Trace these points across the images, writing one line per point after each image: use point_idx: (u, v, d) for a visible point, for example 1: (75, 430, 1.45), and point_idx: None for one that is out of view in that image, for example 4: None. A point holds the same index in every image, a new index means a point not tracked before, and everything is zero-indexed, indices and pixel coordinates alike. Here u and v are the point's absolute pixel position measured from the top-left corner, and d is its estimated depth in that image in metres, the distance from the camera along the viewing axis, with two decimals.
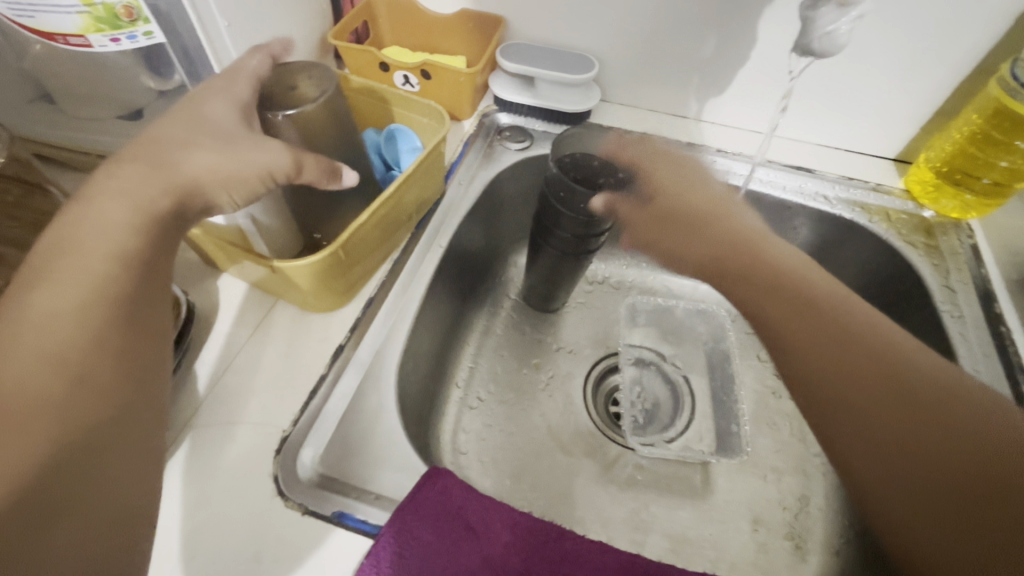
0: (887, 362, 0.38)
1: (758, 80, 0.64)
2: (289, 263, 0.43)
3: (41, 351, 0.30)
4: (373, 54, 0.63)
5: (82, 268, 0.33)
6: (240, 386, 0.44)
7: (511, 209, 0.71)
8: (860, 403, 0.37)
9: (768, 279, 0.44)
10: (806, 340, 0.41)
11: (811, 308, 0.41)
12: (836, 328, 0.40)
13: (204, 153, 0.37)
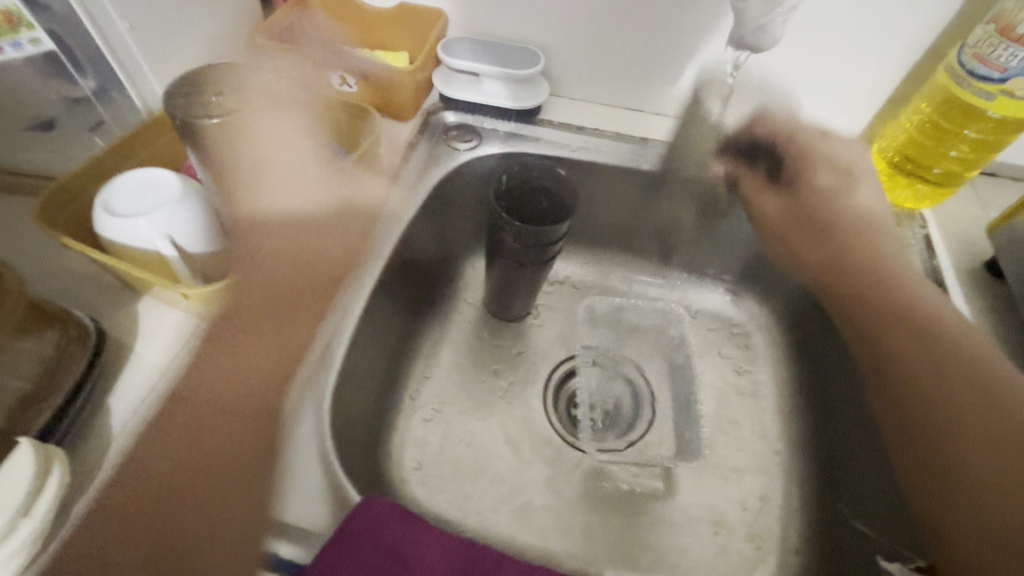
0: (976, 379, 0.41)
1: (710, 71, 0.62)
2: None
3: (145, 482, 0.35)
4: (305, 54, 0.60)
5: (243, 368, 0.41)
6: (160, 419, 0.41)
7: (463, 211, 0.68)
8: (975, 442, 0.39)
9: (873, 310, 0.47)
10: (898, 363, 0.44)
11: (926, 337, 0.43)
12: (931, 356, 0.43)
13: (297, 189, 0.49)
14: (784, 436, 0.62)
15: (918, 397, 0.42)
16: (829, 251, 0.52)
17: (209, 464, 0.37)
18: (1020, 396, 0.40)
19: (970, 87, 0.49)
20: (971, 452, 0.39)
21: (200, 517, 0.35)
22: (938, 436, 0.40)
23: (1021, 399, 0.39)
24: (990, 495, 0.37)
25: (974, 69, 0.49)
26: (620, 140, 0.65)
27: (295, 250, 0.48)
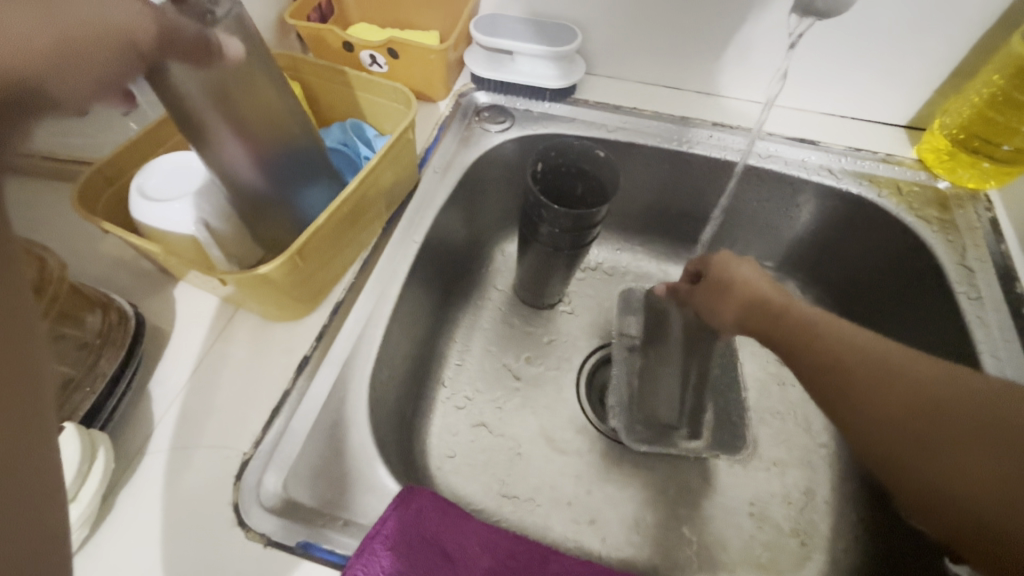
0: (827, 360, 0.37)
1: (756, 44, 0.59)
2: (244, 274, 0.38)
3: None
4: (335, 33, 0.58)
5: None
6: (199, 405, 0.41)
7: (493, 195, 0.66)
8: (889, 401, 0.33)
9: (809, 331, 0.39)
10: (790, 352, 0.40)
11: (783, 326, 0.40)
12: (807, 333, 0.39)
13: None
14: (829, 428, 0.60)
15: (814, 372, 0.37)
16: (726, 314, 0.46)
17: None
18: (891, 353, 0.35)
19: None
20: (885, 410, 0.33)
21: None
22: (852, 405, 0.35)
23: (869, 351, 0.36)
24: (928, 448, 0.31)
25: None
26: (659, 120, 0.62)
27: None
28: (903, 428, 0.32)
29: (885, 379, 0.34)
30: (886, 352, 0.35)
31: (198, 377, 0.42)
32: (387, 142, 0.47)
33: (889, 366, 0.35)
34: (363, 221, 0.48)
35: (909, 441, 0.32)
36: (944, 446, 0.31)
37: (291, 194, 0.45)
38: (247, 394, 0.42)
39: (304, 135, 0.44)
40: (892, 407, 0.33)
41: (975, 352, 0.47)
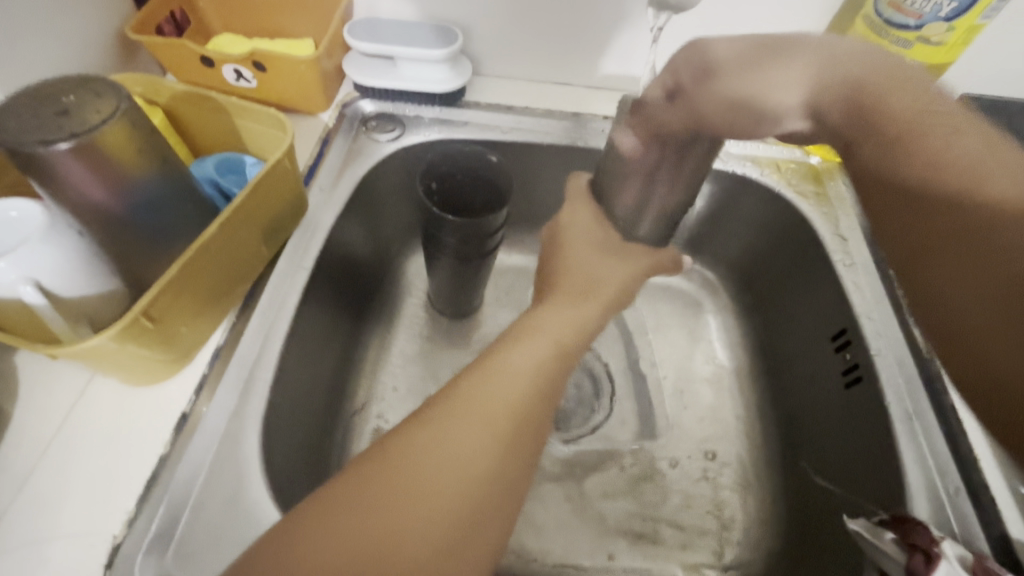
0: (920, 119, 0.33)
1: (631, 38, 0.60)
2: (77, 346, 0.33)
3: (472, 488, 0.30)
4: (188, 48, 0.52)
5: (529, 439, 0.34)
6: (59, 486, 0.36)
7: (393, 206, 0.62)
8: (946, 236, 0.32)
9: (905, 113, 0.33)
10: (903, 154, 0.34)
11: (876, 113, 0.34)
12: (896, 159, 0.35)
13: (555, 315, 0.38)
14: (742, 400, 0.62)
15: (875, 176, 0.35)
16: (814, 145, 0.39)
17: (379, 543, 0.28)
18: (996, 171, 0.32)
19: (889, 36, 0.48)
20: (905, 221, 0.34)
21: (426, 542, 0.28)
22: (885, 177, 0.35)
23: (956, 151, 0.33)
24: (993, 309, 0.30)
25: (891, 17, 0.47)
26: (551, 117, 0.62)
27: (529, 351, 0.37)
28: (933, 261, 0.33)
29: (933, 212, 0.33)
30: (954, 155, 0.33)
31: (57, 455, 0.37)
32: (258, 174, 0.42)
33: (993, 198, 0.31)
34: (241, 259, 0.43)
35: (952, 277, 0.32)
36: (966, 294, 0.32)
37: (157, 240, 0.39)
38: (114, 466, 0.37)
39: (164, 164, 0.38)
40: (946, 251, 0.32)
41: (854, 315, 0.50)
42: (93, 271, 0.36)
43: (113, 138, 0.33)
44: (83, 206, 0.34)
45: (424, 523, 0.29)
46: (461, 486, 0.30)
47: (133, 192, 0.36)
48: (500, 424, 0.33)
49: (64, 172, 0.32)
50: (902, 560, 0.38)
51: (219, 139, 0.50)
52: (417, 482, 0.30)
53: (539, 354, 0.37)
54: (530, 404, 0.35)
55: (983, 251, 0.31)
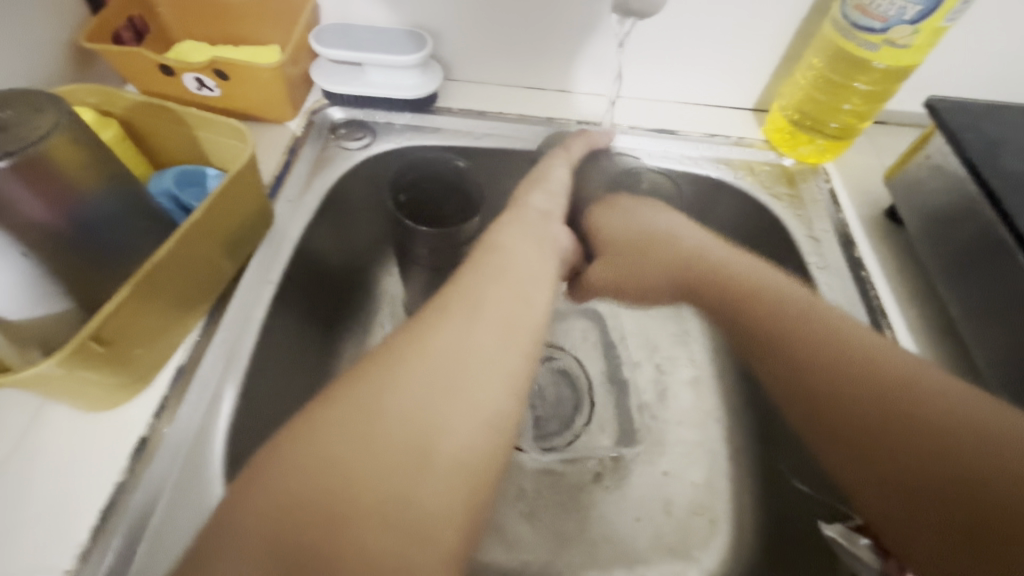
0: (843, 377, 0.36)
1: (602, 42, 0.59)
2: (21, 374, 0.31)
3: (437, 478, 0.27)
4: (146, 56, 0.51)
5: (489, 379, 0.31)
6: (8, 520, 0.34)
7: (366, 215, 0.61)
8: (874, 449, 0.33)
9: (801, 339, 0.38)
10: (789, 346, 0.38)
11: (813, 386, 0.37)
12: (834, 390, 0.36)
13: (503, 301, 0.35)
14: (723, 403, 0.61)
15: (804, 390, 0.37)
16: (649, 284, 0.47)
17: (332, 502, 0.25)
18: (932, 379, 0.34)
19: (856, 39, 0.49)
20: (859, 448, 0.34)
21: (369, 534, 0.25)
22: (821, 435, 0.36)
23: (925, 406, 0.33)
24: (917, 505, 0.31)
25: (858, 20, 0.48)
26: (524, 122, 0.61)
27: (500, 315, 0.34)
28: (841, 453, 0.35)
29: (875, 422, 0.34)
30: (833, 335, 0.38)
31: (8, 487, 0.36)
32: (218, 188, 0.41)
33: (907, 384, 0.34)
34: (201, 274, 0.42)
35: (830, 449, 0.36)
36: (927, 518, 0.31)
37: (111, 259, 0.38)
38: (68, 497, 0.35)
39: (114, 179, 0.37)
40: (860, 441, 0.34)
41: None
42: (38, 290, 0.34)
43: (57, 152, 0.32)
44: (25, 228, 0.32)
45: (371, 477, 0.26)
46: (413, 436, 0.28)
47: (83, 208, 0.35)
48: (472, 394, 0.30)
49: (3, 191, 0.30)
50: (878, 565, 0.38)
51: (180, 151, 0.48)
52: (360, 438, 0.27)
53: (504, 305, 0.35)
54: (482, 346, 0.32)
55: (950, 494, 0.30)
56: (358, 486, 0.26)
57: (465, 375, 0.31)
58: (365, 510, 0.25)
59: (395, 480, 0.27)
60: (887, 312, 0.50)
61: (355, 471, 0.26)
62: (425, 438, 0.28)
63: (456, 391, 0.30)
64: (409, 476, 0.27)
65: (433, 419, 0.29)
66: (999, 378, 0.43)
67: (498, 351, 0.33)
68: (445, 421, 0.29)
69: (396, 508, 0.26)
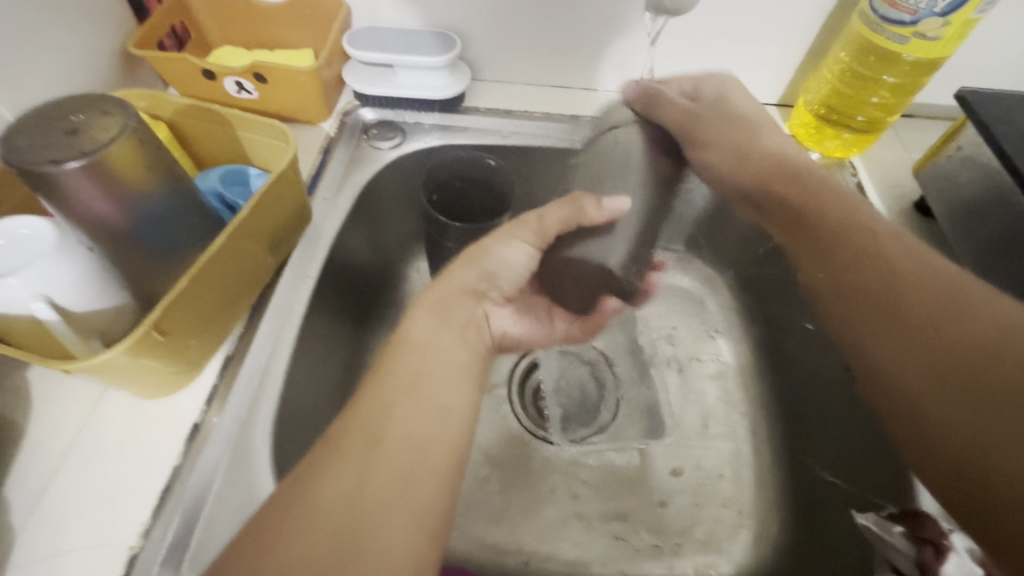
0: (883, 273, 0.38)
1: (627, 41, 0.60)
2: (88, 361, 0.34)
3: (380, 515, 0.29)
4: (190, 61, 0.53)
5: (422, 425, 0.33)
6: (73, 500, 0.36)
7: (396, 212, 0.63)
8: (905, 357, 0.35)
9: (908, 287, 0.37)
10: (841, 272, 0.40)
11: (893, 297, 0.37)
12: (886, 290, 0.37)
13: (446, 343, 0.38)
14: (748, 397, 0.62)
15: (857, 293, 0.39)
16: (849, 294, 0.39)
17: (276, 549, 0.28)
18: (958, 281, 0.36)
19: (885, 32, 0.49)
20: (892, 342, 0.36)
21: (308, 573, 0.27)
22: (872, 378, 0.37)
23: (999, 314, 0.33)
24: (940, 389, 0.33)
25: (886, 14, 0.48)
26: (549, 121, 0.62)
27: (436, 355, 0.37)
28: (882, 350, 0.36)
29: (874, 309, 0.38)
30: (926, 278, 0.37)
31: (71, 469, 0.38)
32: (263, 187, 0.43)
33: (932, 285, 0.36)
34: (248, 269, 0.44)
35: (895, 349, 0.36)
36: (912, 371, 0.34)
37: (167, 256, 0.40)
38: (127, 479, 0.37)
39: (173, 180, 0.39)
40: (879, 348, 0.37)
41: None
42: (105, 284, 0.36)
43: (124, 155, 0.34)
44: (93, 223, 0.35)
45: (324, 511, 0.29)
46: (358, 466, 0.31)
47: (143, 208, 0.37)
48: (409, 431, 0.33)
49: (76, 192, 0.33)
50: (913, 553, 0.38)
51: (223, 151, 0.50)
52: (313, 481, 0.30)
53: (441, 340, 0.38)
54: (418, 383, 0.35)
55: (960, 379, 0.32)
56: (304, 529, 0.28)
57: (405, 415, 0.33)
58: (308, 551, 0.28)
59: (340, 519, 0.29)
60: None
61: (298, 514, 0.29)
62: (366, 477, 0.30)
63: (393, 430, 0.32)
64: (350, 518, 0.29)
65: (373, 459, 0.31)
66: None
67: (434, 391, 0.35)
68: (385, 460, 0.31)
69: (335, 546, 0.28)
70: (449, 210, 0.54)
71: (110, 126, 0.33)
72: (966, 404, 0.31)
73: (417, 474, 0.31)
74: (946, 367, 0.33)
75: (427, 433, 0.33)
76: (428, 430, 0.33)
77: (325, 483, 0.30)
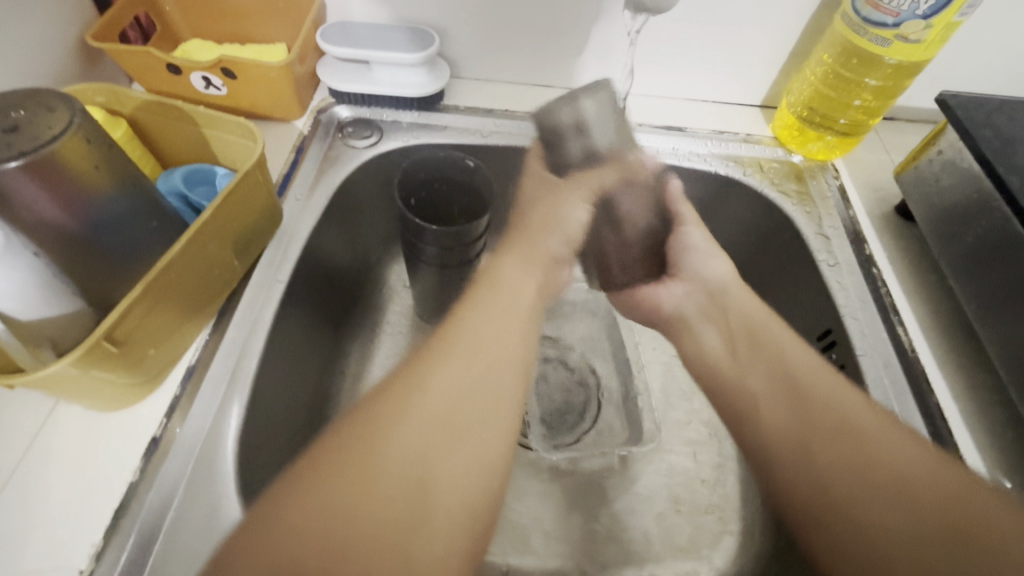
0: (785, 376, 0.39)
1: (609, 40, 0.59)
2: (33, 375, 0.31)
3: (454, 498, 0.28)
4: (154, 54, 0.51)
5: (494, 405, 0.31)
6: (19, 520, 0.34)
7: (373, 213, 0.61)
8: (834, 470, 0.34)
9: (815, 421, 0.36)
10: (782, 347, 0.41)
11: (804, 398, 0.37)
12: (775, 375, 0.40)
13: (503, 315, 0.35)
14: None
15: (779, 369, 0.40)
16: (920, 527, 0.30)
17: (334, 539, 0.25)
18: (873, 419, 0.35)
19: (869, 34, 0.48)
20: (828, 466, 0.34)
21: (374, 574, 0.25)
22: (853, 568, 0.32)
23: (902, 459, 0.33)
24: (921, 546, 0.30)
25: (869, 16, 0.47)
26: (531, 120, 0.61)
27: (503, 327, 0.34)
28: (823, 467, 0.35)
29: (785, 387, 0.39)
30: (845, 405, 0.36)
31: (21, 486, 0.36)
32: (229, 185, 0.41)
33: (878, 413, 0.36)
34: (213, 274, 0.42)
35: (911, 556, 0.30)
36: (889, 517, 0.31)
37: (121, 262, 0.37)
38: (82, 497, 0.35)
39: (128, 180, 0.37)
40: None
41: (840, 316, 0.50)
42: (53, 292, 0.34)
43: (70, 151, 0.31)
44: (40, 225, 0.33)
45: (387, 490, 0.27)
46: (429, 435, 0.29)
47: (92, 208, 0.34)
48: (479, 397, 0.31)
49: (15, 192, 0.30)
50: None
51: (188, 150, 0.48)
52: (376, 447, 0.27)
53: (501, 319, 0.35)
54: (486, 353, 0.33)
55: (940, 525, 0.30)
56: (372, 516, 0.26)
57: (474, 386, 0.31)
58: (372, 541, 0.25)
59: (410, 510, 0.26)
60: (898, 309, 0.50)
61: (362, 491, 0.26)
62: (436, 447, 0.28)
63: (464, 400, 0.30)
64: (423, 509, 0.27)
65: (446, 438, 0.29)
66: (1015, 376, 0.43)
67: (503, 369, 0.33)
68: (457, 433, 0.29)
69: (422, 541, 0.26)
70: (429, 215, 0.53)
71: (54, 121, 0.31)
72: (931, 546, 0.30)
73: (493, 445, 0.30)
74: (902, 508, 0.31)
75: (503, 405, 0.32)
76: (500, 404, 0.31)
77: (386, 456, 0.27)
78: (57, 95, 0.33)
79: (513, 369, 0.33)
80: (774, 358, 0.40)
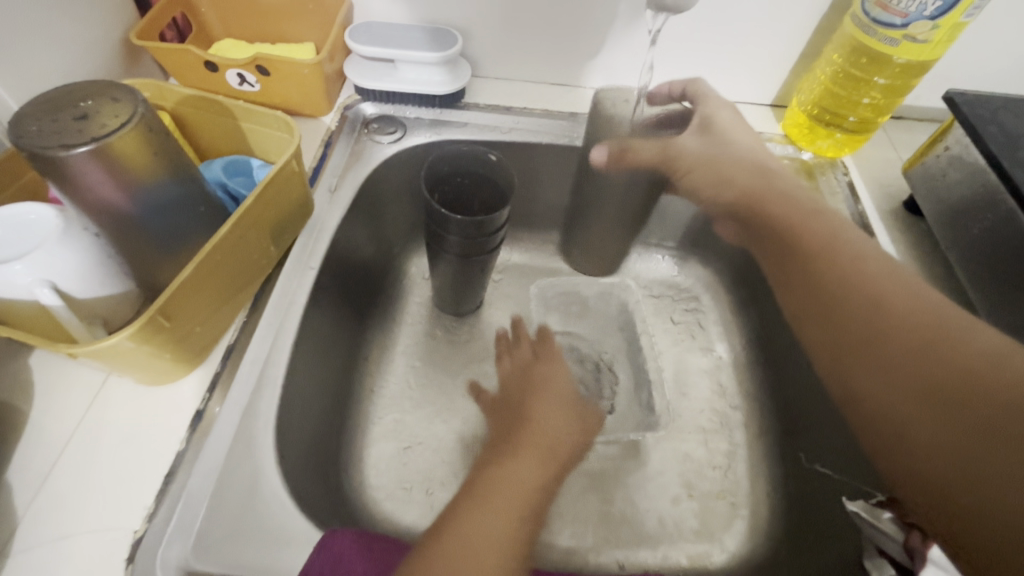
0: (848, 280, 0.39)
1: (625, 40, 0.61)
2: (94, 346, 0.34)
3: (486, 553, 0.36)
4: (193, 52, 0.53)
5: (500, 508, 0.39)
6: (75, 484, 0.37)
7: (395, 206, 0.63)
8: (869, 374, 0.36)
9: (845, 295, 0.39)
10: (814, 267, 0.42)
11: (836, 312, 0.39)
12: (810, 288, 0.41)
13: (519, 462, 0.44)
14: (741, 392, 0.63)
15: (812, 289, 0.41)
16: (906, 376, 0.34)
17: None
18: (950, 314, 0.35)
19: (878, 35, 0.50)
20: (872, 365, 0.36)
21: None
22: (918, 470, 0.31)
23: (976, 343, 0.32)
24: (927, 408, 0.32)
25: (878, 17, 0.49)
26: (549, 118, 0.63)
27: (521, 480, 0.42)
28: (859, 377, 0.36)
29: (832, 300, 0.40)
30: (899, 296, 0.37)
31: (73, 454, 0.38)
32: (268, 176, 0.43)
33: (926, 310, 0.36)
34: (251, 259, 0.44)
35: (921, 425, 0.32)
36: (917, 423, 0.32)
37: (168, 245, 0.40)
38: (133, 464, 0.38)
39: (179, 168, 0.39)
40: None
41: None
42: (106, 275, 0.37)
43: (128, 143, 0.34)
44: (99, 207, 0.35)
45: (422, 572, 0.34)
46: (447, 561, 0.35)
47: (146, 194, 0.37)
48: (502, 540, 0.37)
49: (80, 175, 0.33)
50: (901, 538, 0.40)
51: (226, 143, 0.50)
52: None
53: (505, 472, 0.42)
54: (499, 503, 0.40)
55: (945, 392, 0.32)
56: None
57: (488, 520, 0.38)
58: None
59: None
60: None
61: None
62: (477, 526, 0.37)
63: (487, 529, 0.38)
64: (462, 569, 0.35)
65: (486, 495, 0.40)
66: None
67: (511, 478, 0.42)
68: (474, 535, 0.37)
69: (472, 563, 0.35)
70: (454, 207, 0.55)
71: (115, 111, 0.34)
72: (958, 435, 0.30)
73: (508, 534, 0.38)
74: (918, 391, 0.33)
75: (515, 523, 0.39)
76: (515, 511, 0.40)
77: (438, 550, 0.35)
78: (121, 88, 0.35)
79: (516, 477, 0.42)
80: (854, 269, 0.40)
